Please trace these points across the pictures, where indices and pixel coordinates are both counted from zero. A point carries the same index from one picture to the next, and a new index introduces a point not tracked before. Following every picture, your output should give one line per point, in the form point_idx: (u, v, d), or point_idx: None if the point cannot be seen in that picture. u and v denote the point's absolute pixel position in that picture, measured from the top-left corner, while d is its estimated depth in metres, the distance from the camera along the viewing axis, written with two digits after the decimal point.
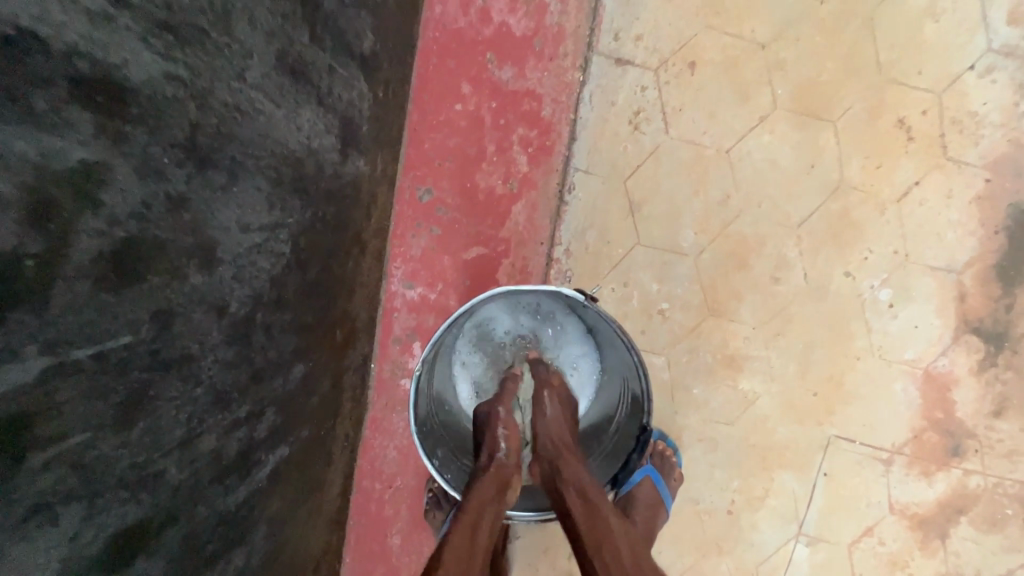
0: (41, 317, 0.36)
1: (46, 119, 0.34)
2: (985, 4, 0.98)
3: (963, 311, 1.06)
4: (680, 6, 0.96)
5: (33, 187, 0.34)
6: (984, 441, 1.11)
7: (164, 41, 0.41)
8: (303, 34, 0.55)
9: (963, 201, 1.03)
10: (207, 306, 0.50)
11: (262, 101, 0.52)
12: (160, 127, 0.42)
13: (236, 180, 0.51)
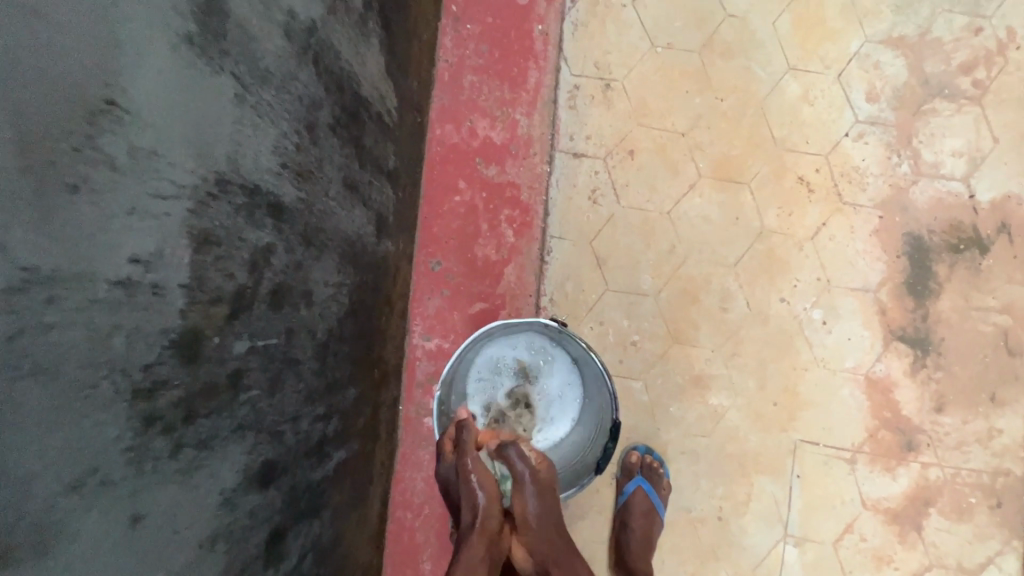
0: (249, 315, 0.64)
1: (259, 218, 0.64)
2: (848, 89, 1.29)
3: (887, 323, 1.28)
4: (617, 111, 1.28)
5: (253, 250, 0.63)
6: (933, 435, 1.27)
7: (299, 179, 0.70)
8: (354, 163, 0.84)
9: (865, 234, 1.28)
10: (309, 332, 0.76)
11: (337, 205, 0.81)
12: (297, 222, 0.71)
13: (324, 255, 0.78)
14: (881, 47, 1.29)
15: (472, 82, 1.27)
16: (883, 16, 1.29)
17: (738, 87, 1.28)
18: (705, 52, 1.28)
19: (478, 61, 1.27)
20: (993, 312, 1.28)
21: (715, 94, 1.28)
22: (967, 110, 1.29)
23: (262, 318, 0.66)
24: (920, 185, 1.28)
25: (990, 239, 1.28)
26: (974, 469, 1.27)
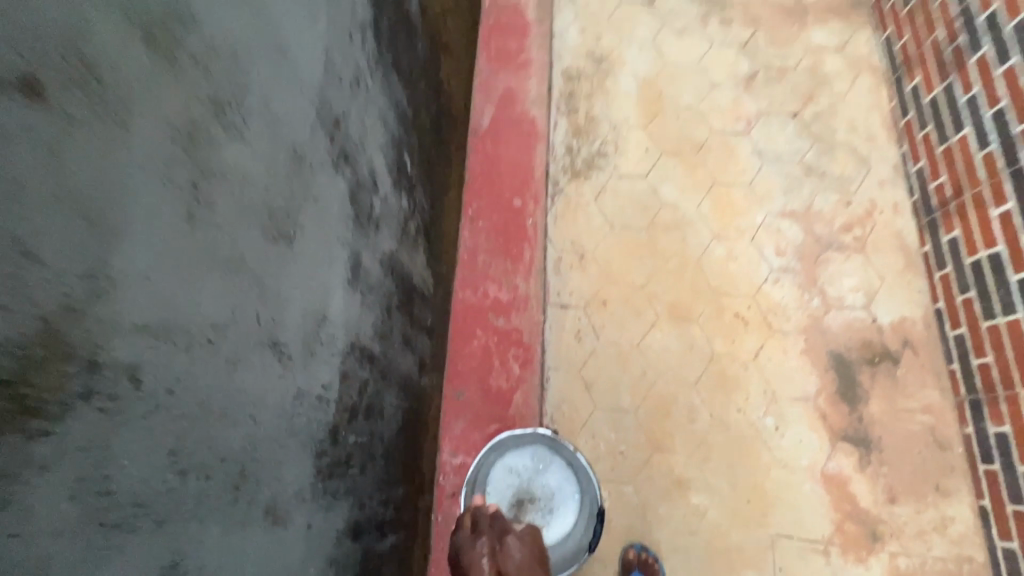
0: (376, 418, 0.99)
1: (381, 355, 1.02)
2: (762, 247, 1.75)
3: (830, 426, 1.56)
4: (590, 273, 1.74)
5: (379, 375, 1.00)
6: (893, 525, 1.46)
7: (395, 331, 1.10)
8: (412, 324, 1.26)
9: (797, 354, 1.63)
10: (393, 435, 1.10)
11: (406, 349, 1.20)
12: (392, 359, 1.09)
13: (400, 381, 1.15)
14: (780, 218, 1.78)
15: (485, 259, 1.74)
16: (777, 197, 1.80)
17: (679, 251, 1.75)
18: (651, 229, 1.78)
19: (488, 244, 1.75)
20: (916, 412, 1.55)
21: (663, 257, 1.74)
22: (854, 257, 1.72)
23: (379, 420, 1.01)
24: (832, 314, 1.66)
25: (897, 353, 1.61)
26: (938, 556, 1.43)
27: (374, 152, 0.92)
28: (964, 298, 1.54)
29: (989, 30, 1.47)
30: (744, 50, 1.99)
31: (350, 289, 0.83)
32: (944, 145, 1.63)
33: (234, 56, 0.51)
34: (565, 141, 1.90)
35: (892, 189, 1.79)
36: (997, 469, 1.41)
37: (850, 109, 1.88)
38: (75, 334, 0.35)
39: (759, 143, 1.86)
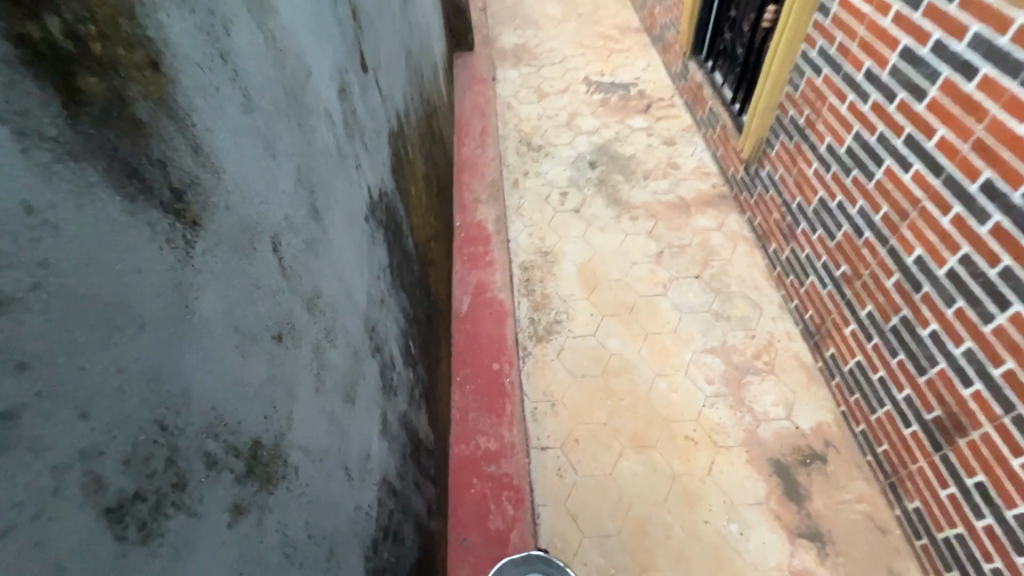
0: (399, 546, 1.26)
1: (401, 492, 1.33)
2: (695, 378, 2.17)
3: (785, 524, 1.79)
4: (562, 417, 2.11)
5: (400, 509, 1.31)
6: None
7: (409, 475, 1.43)
8: (421, 472, 1.57)
9: (743, 463, 1.93)
10: (411, 566, 1.34)
11: (417, 492, 1.50)
12: (408, 498, 1.40)
13: (414, 519, 1.43)
14: (705, 353, 2.24)
15: (473, 416, 2.10)
16: (697, 337, 2.28)
17: (631, 389, 2.15)
18: (605, 375, 2.21)
19: (475, 404, 2.14)
20: (852, 502, 1.82)
21: (618, 396, 2.14)
22: (769, 376, 2.14)
23: (401, 548, 1.27)
24: (763, 425, 2.02)
25: (823, 452, 1.93)
26: None
27: (392, 343, 1.38)
28: (855, 400, 1.93)
29: (801, 212, 2.16)
30: (650, 236, 2.69)
31: (382, 435, 1.21)
32: (804, 287, 2.20)
33: (331, 305, 0.98)
34: (528, 317, 2.46)
35: (782, 321, 2.30)
36: (927, 542, 1.65)
37: (736, 268, 2.51)
38: (283, 448, 0.73)
39: (675, 300, 2.43)
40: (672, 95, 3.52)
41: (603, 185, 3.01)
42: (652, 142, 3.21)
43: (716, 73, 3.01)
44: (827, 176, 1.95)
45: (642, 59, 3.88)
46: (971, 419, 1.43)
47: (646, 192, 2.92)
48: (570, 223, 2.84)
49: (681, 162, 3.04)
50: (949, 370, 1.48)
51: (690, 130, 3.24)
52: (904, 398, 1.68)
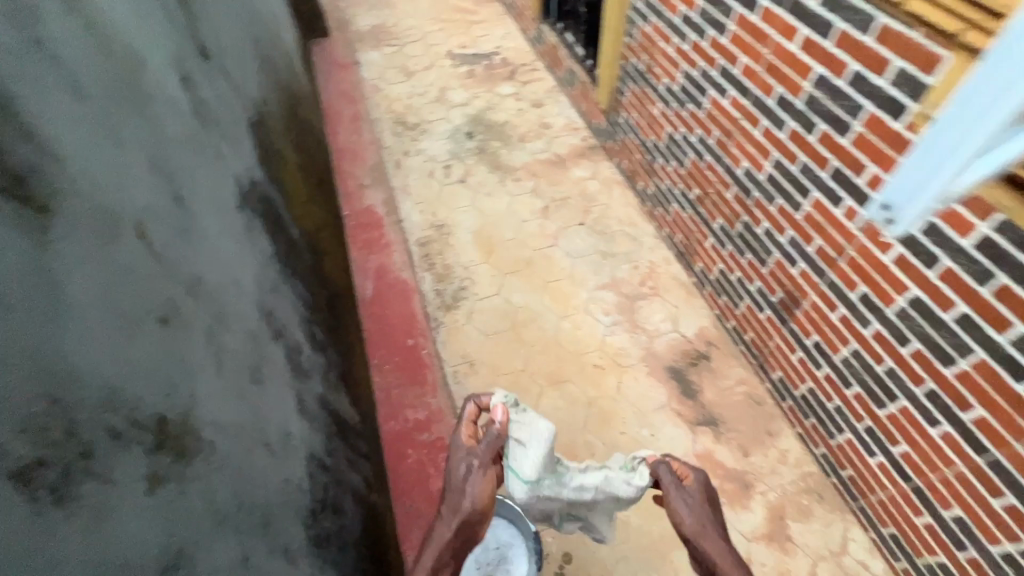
0: (342, 518, 1.31)
1: (335, 471, 1.37)
2: (595, 313, 2.38)
3: (685, 418, 2.06)
4: (483, 374, 2.23)
5: (337, 485, 1.34)
6: (756, 471, 1.91)
7: (339, 453, 1.46)
8: (352, 450, 1.61)
9: (645, 376, 2.18)
10: (358, 535, 1.40)
11: (352, 468, 1.53)
12: (343, 474, 1.43)
13: (354, 492, 1.48)
14: (599, 289, 2.45)
15: (397, 392, 2.16)
16: (590, 277, 2.50)
17: (540, 336, 2.32)
18: (514, 328, 2.35)
19: (397, 380, 2.19)
20: (734, 386, 2.12)
21: (530, 344, 2.30)
22: (655, 298, 2.41)
23: (343, 519, 1.31)
24: (656, 341, 2.27)
25: (705, 351, 2.22)
26: (792, 480, 1.89)
27: (295, 328, 1.38)
28: (723, 301, 2.23)
29: (655, 148, 2.41)
30: (535, 194, 2.86)
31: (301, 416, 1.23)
32: (670, 214, 2.47)
33: (217, 291, 0.98)
34: (433, 289, 2.53)
35: (659, 248, 2.57)
36: (790, 403, 1.99)
37: (614, 210, 2.75)
38: (193, 423, 0.75)
39: (566, 247, 2.62)
40: (533, 59, 3.67)
41: (483, 154, 3.12)
42: (522, 106, 3.36)
43: (567, 33, 3.20)
44: (669, 112, 2.21)
45: (500, 27, 3.98)
46: (800, 293, 1.75)
47: (525, 154, 3.07)
48: (458, 194, 2.92)
49: (551, 121, 3.22)
50: (781, 259, 1.79)
51: (554, 90, 3.42)
52: (756, 289, 1.99)
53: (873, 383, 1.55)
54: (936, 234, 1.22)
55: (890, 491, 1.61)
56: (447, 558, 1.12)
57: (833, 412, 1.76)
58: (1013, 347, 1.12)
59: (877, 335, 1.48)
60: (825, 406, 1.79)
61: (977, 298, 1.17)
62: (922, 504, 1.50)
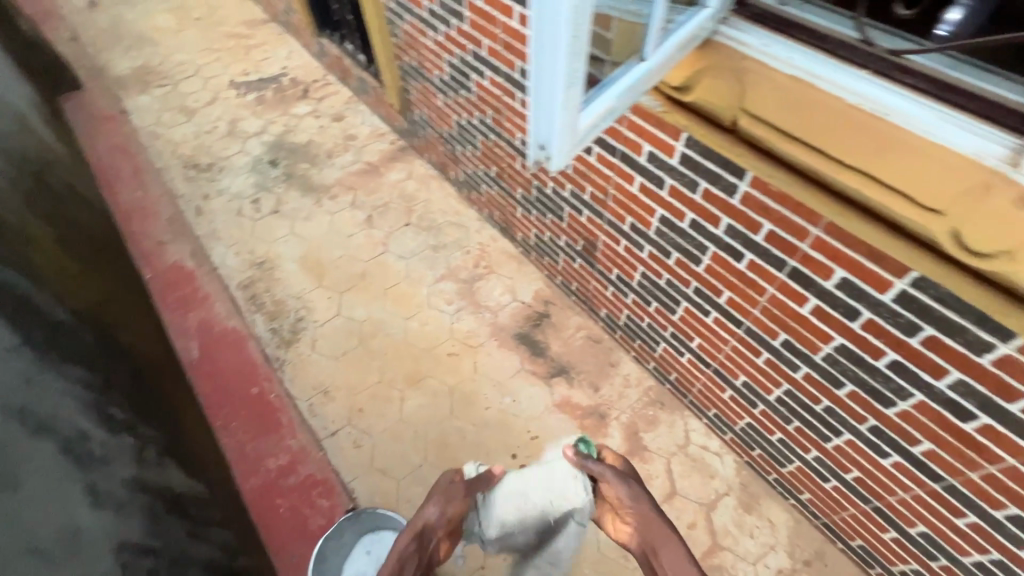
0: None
1: (173, 547, 1.26)
2: (439, 306, 2.43)
3: (540, 375, 2.20)
4: (341, 398, 2.17)
5: (178, 559, 1.24)
6: (608, 400, 2.12)
7: (178, 528, 1.34)
8: (201, 519, 1.49)
9: (497, 350, 2.28)
10: None
11: (201, 537, 1.42)
12: (187, 547, 1.33)
13: (208, 560, 1.38)
14: (438, 282, 2.50)
15: (252, 446, 2.02)
16: (427, 273, 2.54)
17: (390, 343, 2.31)
18: (363, 343, 2.32)
19: (249, 435, 2.05)
20: (575, 333, 2.31)
21: (382, 354, 2.28)
22: (491, 276, 2.52)
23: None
24: (499, 313, 2.38)
25: (544, 310, 2.36)
26: (637, 397, 2.12)
27: (73, 418, 1.23)
28: (547, 261, 2.40)
29: (452, 137, 2.52)
30: (355, 207, 2.81)
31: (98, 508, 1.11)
32: (483, 194, 2.59)
33: None
34: (269, 330, 2.39)
35: (485, 229, 2.68)
36: (619, 335, 2.22)
37: (435, 202, 2.80)
38: None
39: (398, 251, 2.62)
40: (323, 73, 3.58)
41: (293, 180, 2.98)
42: (323, 123, 3.26)
43: (346, 43, 3.17)
44: (450, 101, 2.32)
45: (282, 46, 3.81)
46: (593, 236, 1.96)
47: (336, 170, 3.00)
48: (274, 226, 2.77)
49: (356, 132, 3.18)
50: (571, 211, 1.99)
51: (352, 100, 3.37)
52: (565, 243, 2.17)
53: (663, 295, 1.78)
54: (656, 161, 1.43)
55: (702, 379, 1.87)
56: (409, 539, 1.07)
57: (648, 329, 2.00)
58: (726, 237, 1.37)
59: (651, 255, 1.71)
60: (642, 327, 2.02)
61: (695, 205, 1.40)
62: (722, 382, 1.78)
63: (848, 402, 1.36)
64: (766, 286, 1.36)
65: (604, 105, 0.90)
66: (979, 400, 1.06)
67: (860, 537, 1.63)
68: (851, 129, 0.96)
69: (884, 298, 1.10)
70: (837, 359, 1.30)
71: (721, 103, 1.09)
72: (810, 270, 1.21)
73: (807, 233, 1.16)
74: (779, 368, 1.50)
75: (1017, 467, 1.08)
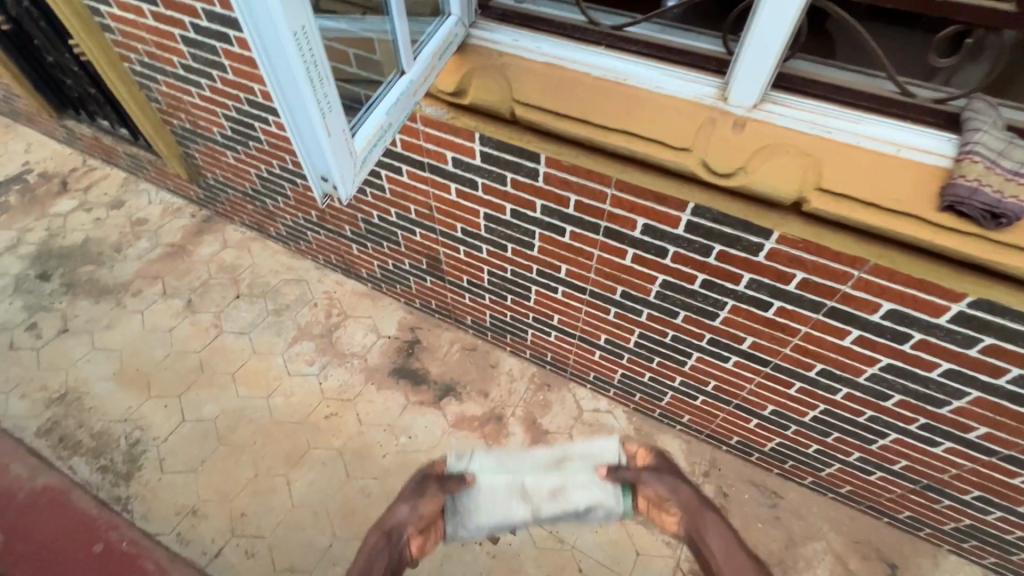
0: None
1: None
2: (301, 371, 2.22)
3: (428, 402, 2.13)
4: (214, 512, 1.89)
5: None
6: (500, 400, 2.14)
7: None
8: None
9: (377, 393, 2.16)
10: None
11: None
12: None
13: None
14: (293, 346, 2.29)
15: None
16: (276, 341, 2.30)
17: (255, 430, 2.06)
18: (223, 442, 2.03)
19: None
20: (450, 348, 2.29)
21: (250, 445, 2.03)
22: (348, 321, 2.36)
23: None
24: (367, 355, 2.26)
25: (413, 337, 2.31)
26: (526, 389, 2.17)
27: None
28: (400, 288, 2.32)
29: (258, 193, 2.32)
30: (169, 295, 2.45)
31: None
32: (312, 243, 2.43)
33: None
34: (98, 471, 1.98)
35: (326, 275, 2.51)
36: (492, 336, 2.25)
37: (262, 264, 2.55)
38: None
39: (236, 328, 2.34)
40: (81, 159, 3.06)
41: (77, 288, 2.50)
42: (99, 214, 2.78)
43: (98, 118, 2.70)
44: (242, 157, 2.14)
45: (14, 139, 3.16)
46: (433, 251, 1.95)
47: (131, 262, 2.58)
48: (67, 348, 2.30)
49: (143, 215, 2.77)
50: (404, 233, 1.97)
51: (129, 180, 2.93)
52: (410, 265, 2.13)
53: (514, 286, 1.84)
54: (462, 165, 1.48)
55: (573, 350, 1.99)
56: (380, 536, 1.50)
57: (513, 321, 2.07)
58: (546, 217, 1.47)
59: (491, 253, 1.76)
60: (507, 321, 2.08)
61: (509, 196, 1.48)
62: (590, 346, 1.91)
63: (687, 325, 1.54)
64: (592, 251, 1.49)
65: (374, 123, 0.94)
66: (769, 290, 1.28)
67: (736, 433, 1.87)
68: (604, 100, 1.09)
69: (679, 231, 1.27)
70: (665, 293, 1.48)
71: (494, 98, 1.17)
72: (618, 225, 1.36)
73: (605, 194, 1.29)
74: (627, 317, 1.65)
75: (810, 332, 1.31)
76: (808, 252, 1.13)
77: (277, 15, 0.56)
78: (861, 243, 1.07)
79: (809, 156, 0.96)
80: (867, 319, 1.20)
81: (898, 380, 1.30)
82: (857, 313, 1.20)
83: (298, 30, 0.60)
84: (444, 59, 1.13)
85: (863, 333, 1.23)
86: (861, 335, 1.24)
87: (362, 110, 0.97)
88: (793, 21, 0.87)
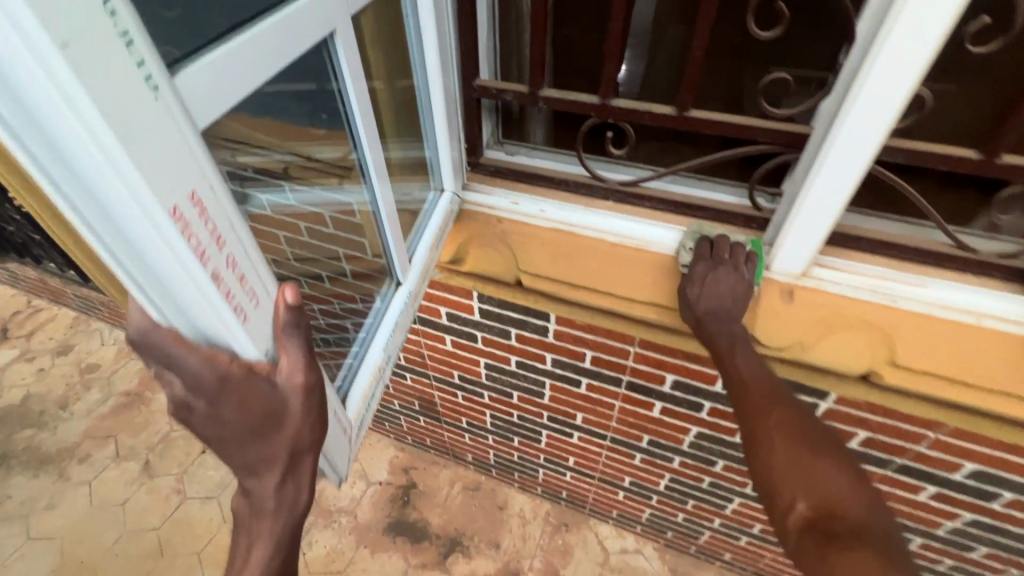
0: None
1: None
2: None
3: (432, 566, 1.84)
4: None
5: None
6: (516, 553, 1.87)
7: None
8: None
9: (370, 560, 1.86)
10: None
11: None
12: None
13: None
14: None
15: None
16: None
17: None
18: None
19: None
20: (451, 490, 2.03)
21: None
22: None
23: None
24: (358, 508, 1.98)
25: (408, 482, 2.05)
26: (542, 534, 1.91)
27: None
28: (390, 425, 2.09)
29: None
30: (123, 458, 2.14)
31: None
32: None
33: None
34: None
35: None
36: (497, 472, 2.01)
37: None
38: None
39: (201, 492, 2.03)
40: (25, 300, 2.79)
41: (13, 460, 2.16)
42: (43, 364, 2.49)
43: (44, 262, 2.48)
44: None
45: None
46: (426, 392, 1.74)
47: (79, 419, 2.28)
48: None
49: (95, 360, 2.49)
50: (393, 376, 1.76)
51: (79, 321, 2.67)
52: (400, 405, 1.91)
53: (522, 430, 1.64)
54: (458, 319, 1.31)
55: (592, 489, 1.77)
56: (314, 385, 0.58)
57: (522, 460, 1.85)
58: (558, 369, 1.30)
59: (494, 399, 1.57)
60: (514, 460, 1.87)
61: (514, 349, 1.31)
62: (612, 486, 1.69)
63: (726, 473, 1.36)
64: (613, 402, 1.32)
65: (370, 369, 0.81)
66: None
67: (787, 571, 1.65)
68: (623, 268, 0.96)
69: (717, 387, 1.11)
70: (701, 443, 1.30)
71: (498, 268, 1.04)
72: (643, 380, 1.20)
73: (627, 352, 1.14)
74: (656, 462, 1.46)
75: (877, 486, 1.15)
76: (874, 413, 0.98)
77: (230, 324, 0.50)
78: (937, 408, 0.92)
79: (875, 327, 0.84)
80: (947, 477, 1.04)
81: (986, 534, 1.13)
82: (934, 471, 1.04)
83: (259, 333, 0.54)
84: (438, 249, 1.01)
85: (941, 490, 1.07)
86: (939, 492, 1.08)
87: (355, 358, 0.83)
88: (841, 208, 0.76)
